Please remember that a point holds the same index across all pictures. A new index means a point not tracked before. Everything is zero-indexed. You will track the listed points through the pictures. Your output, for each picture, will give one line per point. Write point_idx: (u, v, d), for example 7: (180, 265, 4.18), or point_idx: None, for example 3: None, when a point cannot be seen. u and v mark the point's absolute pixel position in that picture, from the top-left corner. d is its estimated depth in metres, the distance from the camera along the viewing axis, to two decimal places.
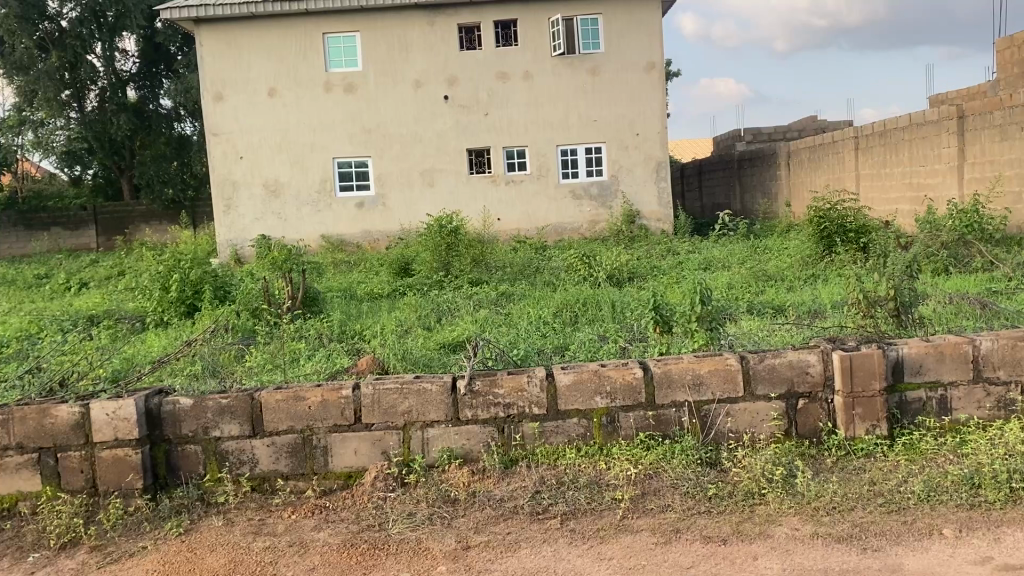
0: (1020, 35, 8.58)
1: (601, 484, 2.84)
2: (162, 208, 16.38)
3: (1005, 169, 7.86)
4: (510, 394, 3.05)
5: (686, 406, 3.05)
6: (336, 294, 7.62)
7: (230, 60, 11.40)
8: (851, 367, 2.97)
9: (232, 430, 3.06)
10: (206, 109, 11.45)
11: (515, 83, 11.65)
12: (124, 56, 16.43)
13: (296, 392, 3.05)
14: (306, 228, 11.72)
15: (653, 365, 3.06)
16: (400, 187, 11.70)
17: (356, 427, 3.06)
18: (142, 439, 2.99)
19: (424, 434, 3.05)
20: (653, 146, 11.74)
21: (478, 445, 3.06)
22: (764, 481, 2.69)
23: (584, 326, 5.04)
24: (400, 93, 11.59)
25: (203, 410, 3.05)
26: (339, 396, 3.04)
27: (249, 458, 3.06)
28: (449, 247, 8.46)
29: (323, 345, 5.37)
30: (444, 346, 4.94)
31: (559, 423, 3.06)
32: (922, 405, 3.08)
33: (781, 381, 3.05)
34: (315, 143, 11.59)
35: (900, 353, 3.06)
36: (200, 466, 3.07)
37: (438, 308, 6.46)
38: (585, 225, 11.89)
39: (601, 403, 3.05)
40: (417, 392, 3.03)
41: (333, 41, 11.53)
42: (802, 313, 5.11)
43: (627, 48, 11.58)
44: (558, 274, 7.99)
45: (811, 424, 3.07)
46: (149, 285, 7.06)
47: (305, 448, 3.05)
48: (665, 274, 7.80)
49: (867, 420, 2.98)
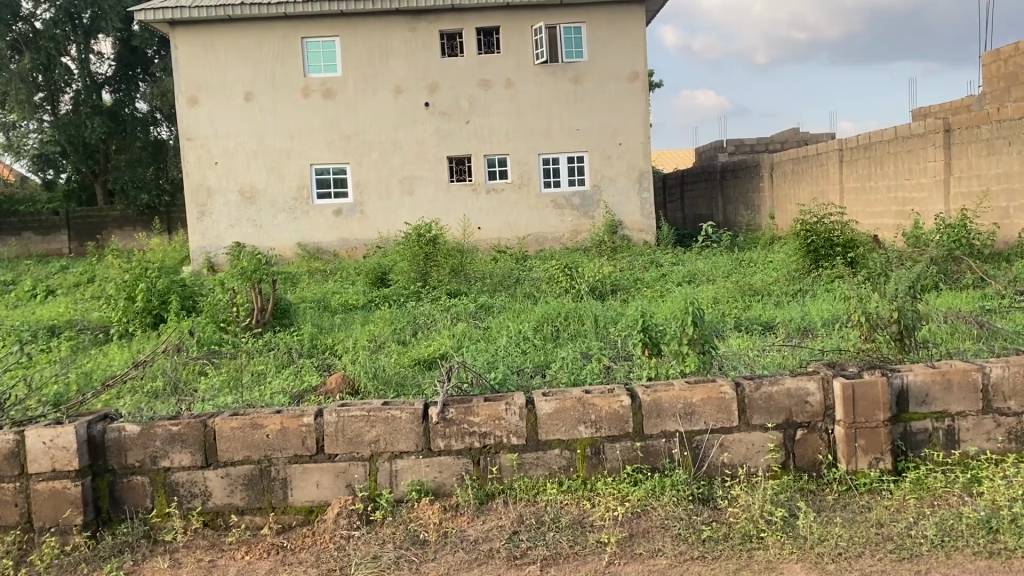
0: (1006, 48, 8.47)
1: (584, 524, 2.60)
2: (137, 213, 15.99)
3: (992, 184, 7.73)
4: (486, 422, 2.81)
5: (677, 437, 2.84)
6: (307, 305, 7.35)
7: (206, 63, 11.12)
8: (854, 396, 2.77)
9: (182, 460, 2.80)
10: (181, 113, 11.15)
11: (497, 91, 11.44)
12: (99, 58, 16.14)
13: (252, 419, 2.80)
14: (281, 236, 11.42)
15: (641, 393, 2.84)
16: (379, 195, 11.44)
17: (318, 458, 2.81)
18: (83, 470, 2.73)
19: (392, 466, 2.81)
20: (636, 156, 11.56)
21: (451, 479, 2.82)
22: (763, 524, 2.46)
23: (566, 344, 4.83)
24: (380, 99, 11.34)
25: (151, 437, 2.79)
26: (300, 424, 2.80)
27: (201, 490, 2.80)
28: (427, 256, 8.21)
29: (292, 360, 5.14)
30: (418, 363, 4.72)
31: (539, 455, 2.83)
32: (928, 436, 2.87)
33: (778, 410, 2.85)
34: (292, 149, 11.31)
35: (905, 381, 2.85)
36: (147, 499, 2.81)
37: (414, 321, 6.22)
38: (566, 235, 11.66)
39: (584, 433, 2.82)
40: (385, 420, 2.79)
41: (312, 45, 11.27)
42: (793, 331, 4.91)
43: (611, 56, 11.41)
44: (538, 285, 7.76)
45: (810, 456, 2.86)
46: (113, 294, 6.78)
47: (262, 481, 2.80)
48: (647, 287, 7.59)
49: (870, 452, 2.78)
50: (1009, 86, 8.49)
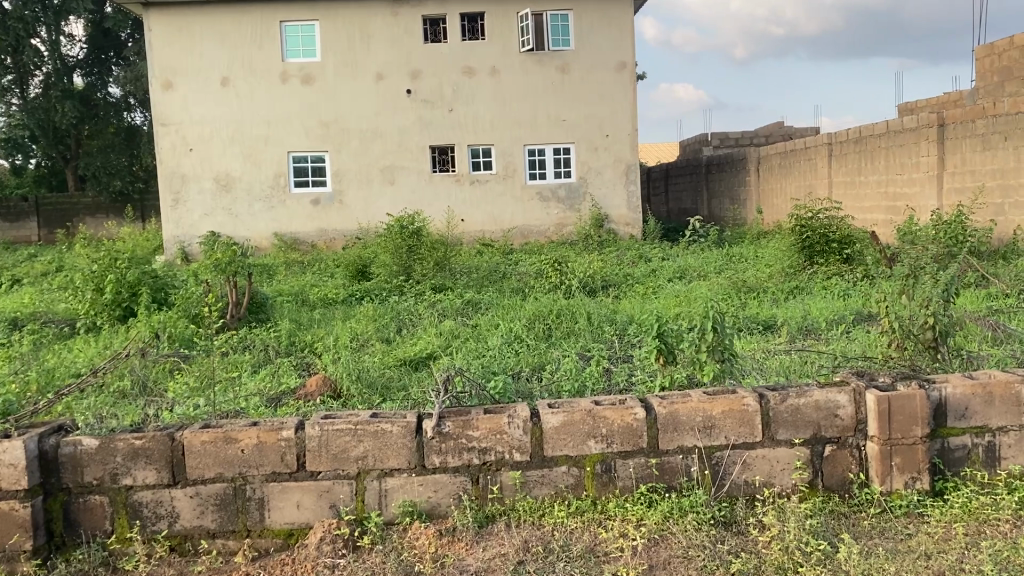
0: (1001, 42, 8.27)
1: (596, 553, 2.34)
2: (109, 201, 15.56)
3: (988, 180, 7.52)
4: (486, 437, 2.54)
5: (695, 454, 2.58)
6: (285, 299, 7.05)
7: (181, 46, 10.72)
8: (889, 411, 2.53)
9: (146, 478, 2.51)
10: (154, 98, 10.75)
11: (481, 79, 11.12)
12: (70, 41, 15.68)
13: (225, 432, 2.52)
14: (258, 226, 11.06)
15: (657, 405, 2.58)
16: (359, 185, 11.11)
17: (299, 475, 2.53)
18: (33, 489, 2.43)
19: (382, 484, 2.54)
20: (623, 148, 11.32)
21: (447, 499, 2.56)
22: (799, 556, 2.20)
23: (559, 343, 4.58)
24: (361, 85, 10.99)
25: (111, 453, 2.50)
26: (279, 438, 2.52)
27: (167, 511, 2.52)
28: (410, 248, 7.89)
29: (270, 359, 4.91)
30: (405, 363, 4.47)
31: (545, 472, 2.57)
32: (966, 453, 2.64)
33: (806, 424, 2.60)
34: (269, 136, 10.95)
35: (943, 394, 2.61)
36: (106, 521, 2.51)
37: (398, 317, 5.95)
38: (552, 228, 11.41)
39: (595, 448, 2.56)
40: (374, 434, 2.52)
41: (290, 30, 10.92)
42: (795, 332, 4.68)
43: (598, 45, 11.14)
44: (526, 281, 7.48)
45: (839, 475, 2.63)
46: (80, 285, 6.42)
47: (237, 501, 2.53)
48: (639, 283, 7.34)
49: (906, 472, 2.54)
50: (1004, 81, 8.29)
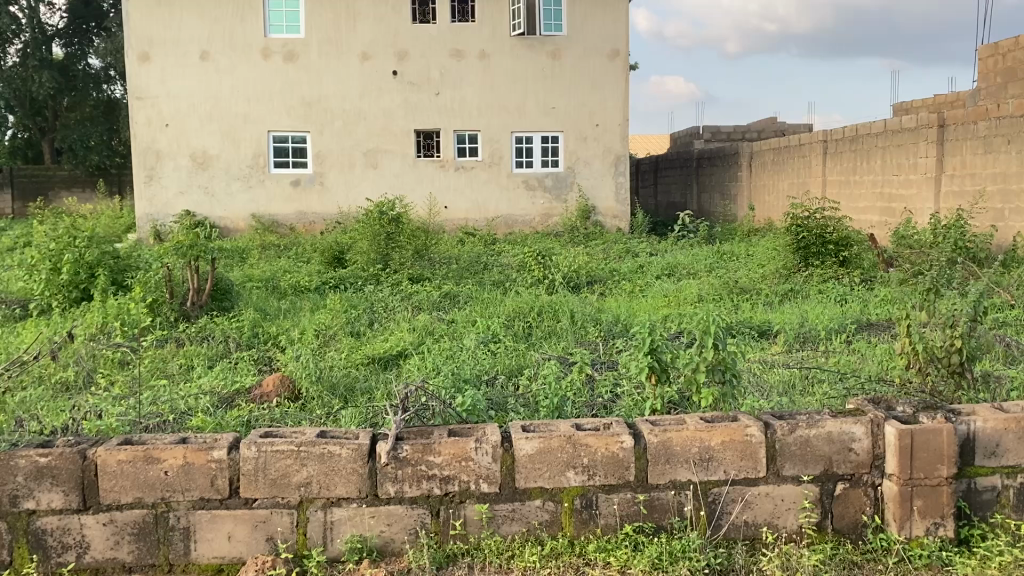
0: (1006, 42, 7.96)
1: None
2: (85, 174, 15.04)
3: (987, 184, 7.21)
4: (449, 464, 2.20)
5: (689, 490, 2.26)
6: (254, 286, 6.66)
7: (159, 18, 10.26)
8: (911, 447, 2.22)
9: (52, 502, 2.16)
10: (130, 70, 10.28)
11: (470, 63, 10.74)
12: (51, 10, 15.15)
13: (146, 451, 2.16)
14: (233, 207, 10.63)
15: (647, 433, 2.25)
16: (340, 167, 10.71)
17: (230, 503, 2.19)
18: None
19: (328, 516, 2.20)
20: (613, 139, 11.01)
21: (402, 534, 2.22)
22: None
23: (540, 345, 4.24)
24: (345, 65, 10.58)
25: (11, 471, 2.14)
26: (209, 459, 2.16)
27: (76, 541, 2.17)
28: (389, 236, 7.50)
29: (228, 352, 4.55)
30: (372, 361, 4.12)
31: (515, 506, 2.23)
32: (995, 495, 2.32)
33: (816, 459, 2.28)
34: (249, 114, 10.52)
35: (971, 428, 2.29)
36: (3, 550, 2.16)
37: (371, 309, 5.58)
38: (537, 218, 11.07)
39: (574, 481, 2.23)
40: (319, 457, 2.17)
41: (274, 5, 10.48)
42: (791, 340, 4.36)
43: (592, 32, 10.80)
44: (508, 273, 7.12)
45: (851, 517, 2.31)
46: (34, 264, 5.99)
47: (157, 530, 2.17)
48: (626, 279, 7.02)
49: (928, 517, 2.22)
50: (1007, 82, 7.98)
